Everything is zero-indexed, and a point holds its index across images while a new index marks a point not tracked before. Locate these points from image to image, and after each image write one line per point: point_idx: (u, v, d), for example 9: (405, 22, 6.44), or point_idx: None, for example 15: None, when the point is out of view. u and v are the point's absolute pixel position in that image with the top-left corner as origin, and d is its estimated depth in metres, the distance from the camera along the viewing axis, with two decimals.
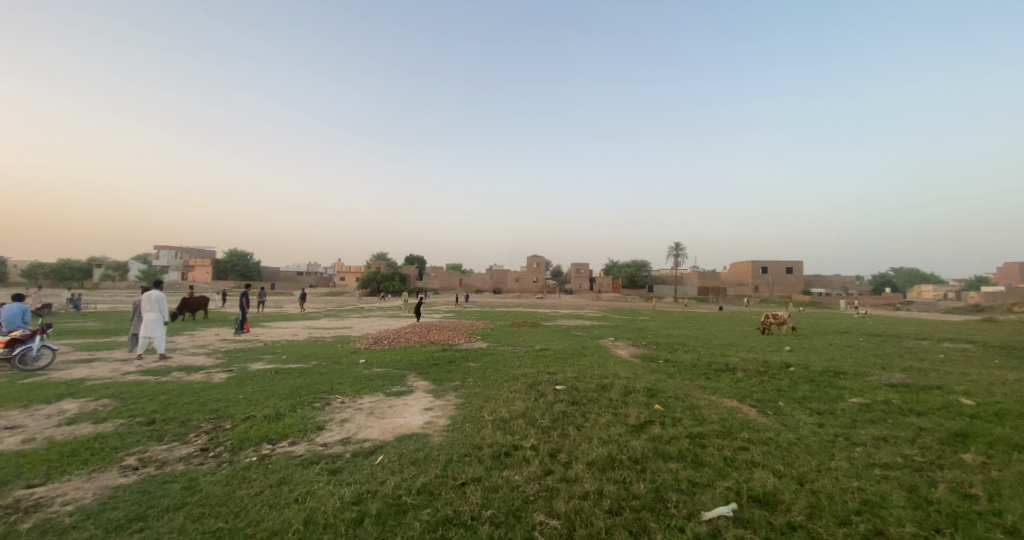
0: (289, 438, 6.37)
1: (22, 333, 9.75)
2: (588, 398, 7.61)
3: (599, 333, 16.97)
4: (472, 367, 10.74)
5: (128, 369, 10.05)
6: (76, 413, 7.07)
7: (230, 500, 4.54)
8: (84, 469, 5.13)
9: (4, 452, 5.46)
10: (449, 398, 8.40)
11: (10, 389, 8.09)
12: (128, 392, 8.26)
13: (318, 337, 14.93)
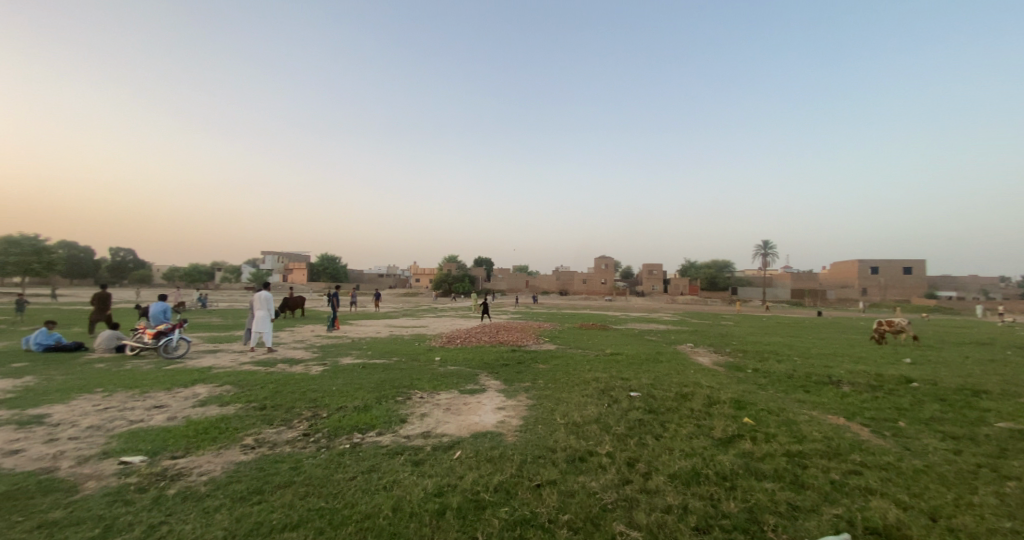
0: (376, 429, 6.80)
1: (167, 326, 11.39)
2: (667, 407, 7.26)
3: (676, 337, 16.20)
4: (544, 369, 10.72)
5: (242, 360, 11.35)
6: (204, 396, 8.12)
7: (330, 482, 4.95)
8: (212, 445, 5.87)
9: (155, 426, 6.44)
10: (522, 398, 8.47)
11: (156, 374, 9.49)
12: (244, 379, 9.36)
13: (397, 336, 15.73)
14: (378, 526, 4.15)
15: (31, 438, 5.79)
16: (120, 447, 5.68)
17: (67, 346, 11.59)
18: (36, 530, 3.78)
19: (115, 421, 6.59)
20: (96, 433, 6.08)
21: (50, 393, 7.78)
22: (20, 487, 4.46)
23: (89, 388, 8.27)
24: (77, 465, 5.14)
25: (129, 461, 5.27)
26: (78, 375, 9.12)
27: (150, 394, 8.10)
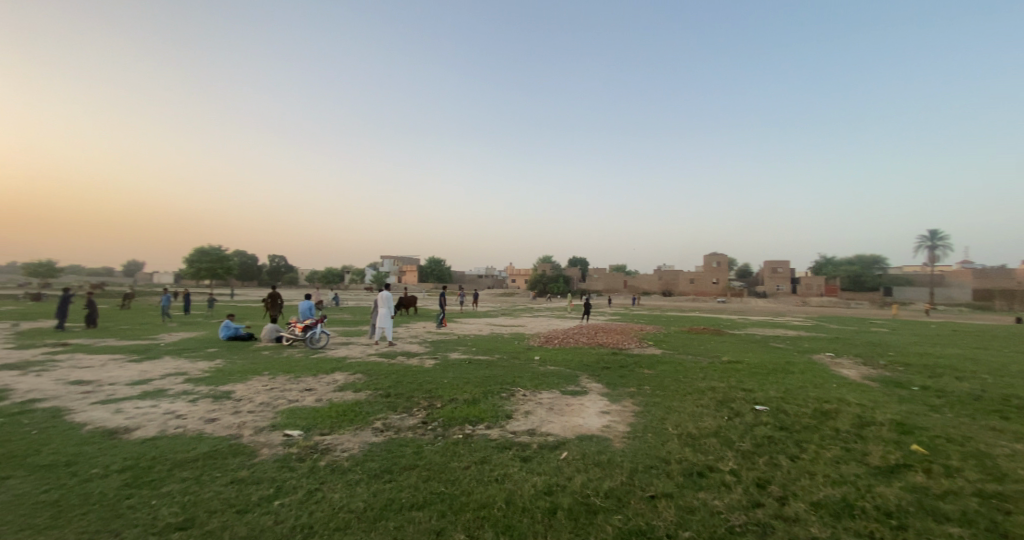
0: (486, 422, 7.07)
1: (312, 321, 13.13)
2: (803, 425, 6.43)
3: (806, 345, 14.33)
4: (649, 374, 10.16)
5: (368, 352, 12.59)
6: (341, 383, 9.17)
7: (447, 469, 5.25)
8: (350, 426, 6.60)
9: (306, 406, 7.46)
10: (629, 404, 8.14)
11: (304, 362, 10.96)
12: (371, 369, 10.39)
13: (497, 334, 16.10)
14: (493, 516, 4.29)
15: (221, 409, 7.06)
16: (282, 421, 6.65)
17: (242, 337, 13.90)
18: (229, 485, 4.58)
19: (277, 400, 7.74)
20: (264, 408, 7.22)
21: (230, 374, 9.42)
22: (216, 448, 5.44)
23: (257, 371, 9.83)
24: (252, 434, 6.12)
25: (289, 434, 6.14)
26: (249, 360, 10.90)
27: (300, 378, 9.39)
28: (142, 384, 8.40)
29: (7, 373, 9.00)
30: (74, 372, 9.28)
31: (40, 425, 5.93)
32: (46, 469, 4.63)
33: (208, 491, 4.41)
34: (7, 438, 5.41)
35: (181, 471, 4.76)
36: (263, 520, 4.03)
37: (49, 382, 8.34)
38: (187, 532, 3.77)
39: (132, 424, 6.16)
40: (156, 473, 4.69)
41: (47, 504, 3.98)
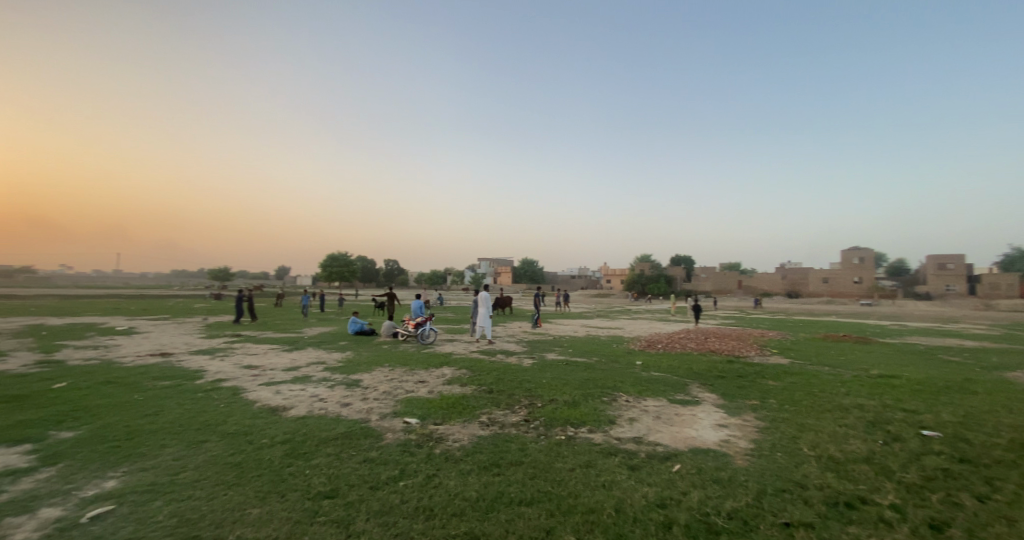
0: (589, 426, 6.86)
1: (422, 318, 14.01)
2: (990, 460, 5.21)
3: (982, 359, 11.74)
4: (774, 386, 9.05)
5: (472, 349, 13.04)
6: (449, 377, 9.61)
7: (553, 469, 5.18)
8: (459, 419, 6.86)
9: (419, 396, 7.93)
10: (751, 418, 7.33)
11: (417, 356, 11.71)
12: (474, 365, 10.73)
13: (597, 336, 15.62)
14: (603, 522, 4.12)
15: (353, 395, 7.81)
16: (402, 409, 7.16)
17: (366, 333, 15.32)
18: (363, 463, 5.02)
19: (396, 389, 8.35)
20: (386, 397, 7.84)
21: (356, 365, 10.40)
22: (351, 429, 6.01)
23: (379, 363, 10.74)
24: (378, 419, 6.67)
25: (408, 422, 6.57)
26: (372, 353, 11.96)
27: (412, 371, 10.03)
28: (294, 370, 9.68)
29: (199, 357, 10.98)
30: (243, 357, 11.00)
31: (224, 400, 7.11)
32: (230, 436, 5.51)
33: (346, 467, 4.87)
34: (203, 409, 6.57)
35: (325, 447, 5.33)
36: (391, 497, 4.32)
37: (228, 365, 10.01)
38: (335, 500, 4.19)
39: (288, 403, 7.11)
40: (307, 447, 5.32)
41: (233, 464, 4.72)
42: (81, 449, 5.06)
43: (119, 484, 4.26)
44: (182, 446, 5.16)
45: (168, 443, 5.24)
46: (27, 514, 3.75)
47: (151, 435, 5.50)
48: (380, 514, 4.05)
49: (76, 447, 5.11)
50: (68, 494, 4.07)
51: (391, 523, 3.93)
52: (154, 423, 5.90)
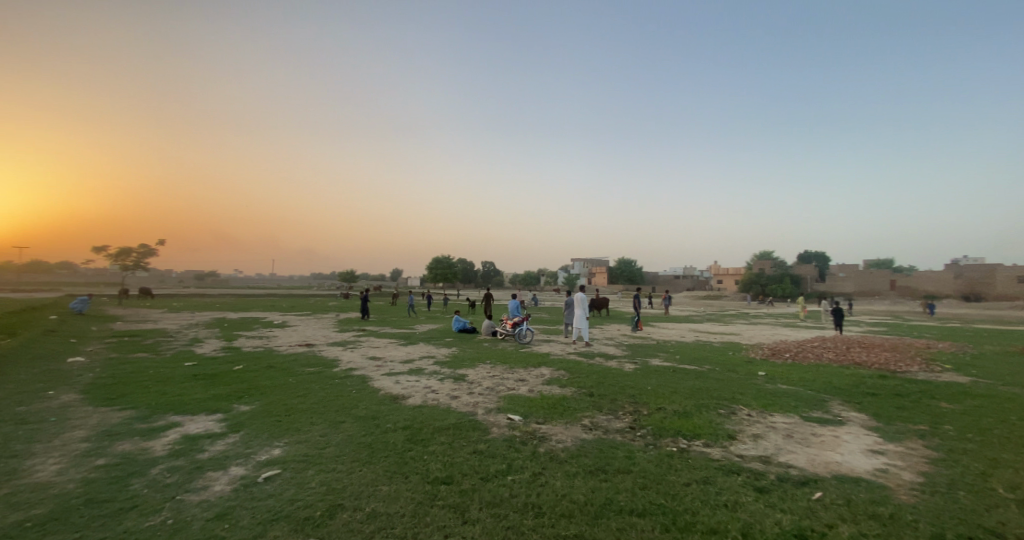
0: (703, 439, 6.18)
1: (520, 318, 13.98)
2: None
3: None
4: (945, 410, 7.41)
5: (573, 349, 12.70)
6: (548, 377, 9.38)
7: (665, 481, 4.70)
8: (562, 419, 6.63)
9: (521, 395, 7.83)
10: (916, 446, 6.04)
11: (517, 355, 11.70)
12: (573, 367, 10.37)
13: (711, 341, 14.28)
14: None
15: (460, 389, 7.99)
16: (505, 406, 7.13)
17: (469, 331, 15.76)
18: (474, 454, 5.02)
19: (499, 386, 8.38)
20: (488, 393, 7.86)
21: (460, 361, 10.66)
22: (461, 421, 6.09)
23: (483, 360, 10.93)
24: (484, 414, 6.70)
25: (512, 418, 6.51)
26: (476, 350, 12.22)
27: (512, 370, 9.98)
28: (409, 363, 10.25)
29: (332, 348, 12.19)
30: (367, 350, 11.98)
31: (356, 386, 7.73)
32: (362, 419, 5.91)
33: (458, 456, 4.91)
34: (339, 393, 7.18)
35: (439, 435, 5.46)
36: (501, 491, 4.23)
37: (358, 355, 11.04)
38: (452, 487, 4.21)
39: (406, 393, 7.50)
40: (425, 434, 5.49)
41: (365, 444, 5.02)
42: (257, 421, 5.78)
43: (282, 453, 4.74)
44: (326, 425, 5.64)
45: (315, 421, 5.76)
46: (220, 470, 4.31)
47: (303, 413, 6.11)
48: (492, 505, 3.97)
49: (252, 419, 5.86)
50: (246, 457, 4.63)
51: (503, 515, 3.82)
52: (303, 403, 6.57)
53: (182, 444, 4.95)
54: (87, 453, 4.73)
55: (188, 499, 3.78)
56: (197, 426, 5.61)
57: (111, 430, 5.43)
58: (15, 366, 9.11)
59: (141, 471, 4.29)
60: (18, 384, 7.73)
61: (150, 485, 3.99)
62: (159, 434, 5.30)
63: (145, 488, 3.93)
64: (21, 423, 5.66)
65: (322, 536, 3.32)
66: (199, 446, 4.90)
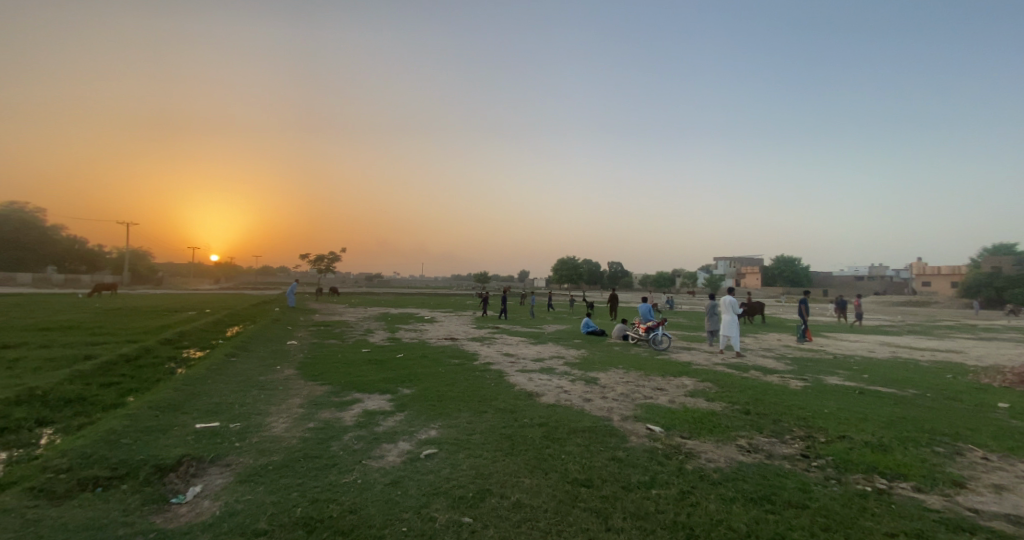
0: (911, 482, 4.36)
1: (654, 322, 12.45)
2: None
3: None
4: None
5: (723, 356, 11.19)
6: (693, 389, 7.60)
7: (857, 526, 3.48)
8: (711, 437, 5.35)
9: (660, 405, 6.56)
10: None
11: (653, 361, 10.14)
12: (722, 379, 8.25)
13: (915, 361, 11.28)
14: None
15: (593, 392, 7.37)
16: (642, 414, 6.19)
17: (599, 333, 14.91)
18: (612, 461, 4.49)
19: (635, 393, 7.28)
20: (622, 400, 6.86)
21: (594, 363, 9.96)
22: (595, 426, 5.57)
23: (616, 364, 9.89)
24: (620, 420, 5.95)
25: (651, 428, 5.57)
26: (608, 353, 11.38)
27: (650, 378, 8.39)
28: (541, 361, 10.05)
29: (473, 343, 12.66)
30: (503, 346, 12.15)
31: (494, 380, 7.78)
32: (501, 411, 5.80)
33: (596, 460, 4.44)
34: (481, 385, 7.28)
35: (575, 436, 5.07)
36: (646, 503, 3.62)
37: (495, 351, 11.26)
38: (593, 490, 3.77)
39: (539, 391, 7.24)
40: (560, 433, 5.15)
41: (505, 436, 4.86)
42: (417, 403, 6.08)
43: (438, 434, 4.84)
44: (471, 413, 5.67)
45: (462, 409, 5.83)
46: (392, 443, 4.54)
47: (452, 400, 6.27)
48: (637, 517, 3.41)
49: (412, 401, 6.20)
50: (410, 435, 4.83)
51: (650, 530, 3.25)
52: (452, 391, 6.78)
53: (365, 417, 5.39)
54: (303, 416, 5.42)
55: (372, 465, 3.99)
56: (375, 403, 6.11)
57: (318, 400, 6.21)
58: (257, 344, 11.42)
59: (337, 436, 4.74)
60: (257, 357, 9.57)
61: (344, 449, 4.35)
62: (348, 406, 5.88)
63: (341, 451, 4.28)
64: (261, 388, 6.85)
65: (475, 516, 3.16)
66: (376, 421, 5.27)
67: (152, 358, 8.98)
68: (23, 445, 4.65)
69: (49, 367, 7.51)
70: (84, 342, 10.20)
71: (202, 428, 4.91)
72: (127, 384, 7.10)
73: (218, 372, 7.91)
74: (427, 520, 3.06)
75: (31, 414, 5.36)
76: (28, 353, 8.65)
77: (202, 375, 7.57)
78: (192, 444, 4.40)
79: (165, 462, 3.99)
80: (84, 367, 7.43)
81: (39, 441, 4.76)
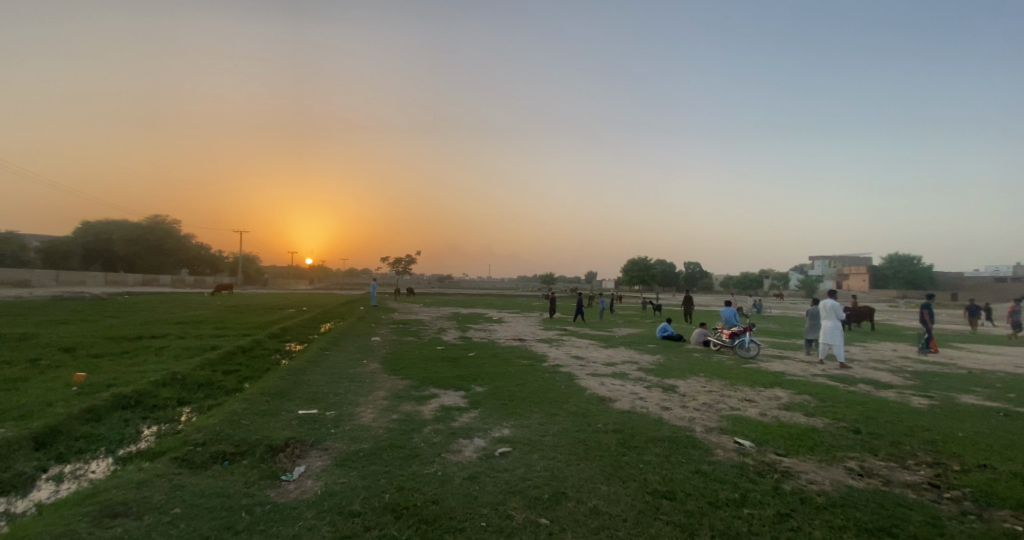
0: None
1: (740, 327, 11.56)
2: None
3: None
4: None
5: (824, 366, 10.11)
6: (788, 402, 6.92)
7: None
8: (814, 456, 4.83)
9: (750, 418, 6.00)
10: None
11: (739, 370, 9.43)
12: (824, 392, 7.44)
13: None
14: None
15: (671, 400, 6.81)
16: (729, 427, 5.62)
17: (676, 338, 14.17)
18: (696, 474, 4.19)
19: (720, 403, 6.63)
20: (708, 409, 6.33)
21: (673, 369, 9.46)
22: (675, 435, 5.17)
23: (697, 371, 9.29)
24: (704, 431, 5.46)
25: (740, 442, 5.12)
26: (686, 359, 10.78)
27: (738, 387, 7.78)
28: (613, 365, 9.80)
29: (541, 344, 12.67)
30: (573, 349, 11.99)
31: (564, 382, 7.72)
32: (574, 414, 5.71)
33: (678, 472, 4.19)
34: (551, 387, 7.24)
35: (654, 445, 4.81)
36: (737, 522, 3.36)
37: (566, 354, 11.11)
38: (674, 503, 3.57)
39: (613, 396, 7.01)
40: (637, 440, 4.90)
41: (579, 440, 4.77)
42: (489, 401, 6.20)
43: (511, 433, 4.89)
44: (543, 415, 5.65)
45: (533, 410, 5.83)
46: (467, 439, 4.67)
47: (523, 400, 6.30)
48: (727, 537, 3.17)
49: (486, 399, 6.33)
50: (485, 432, 4.92)
51: None
52: (522, 391, 6.81)
53: (442, 412, 5.61)
54: (387, 408, 5.76)
55: (450, 458, 4.14)
56: (451, 399, 6.33)
57: (399, 393, 6.57)
58: (346, 340, 12.37)
59: (418, 428, 4.97)
60: (347, 352, 10.37)
61: (425, 441, 4.56)
62: (427, 401, 6.16)
63: (421, 442, 4.50)
64: (351, 380, 7.41)
65: (552, 519, 3.14)
66: (452, 416, 5.46)
67: (261, 349, 10.09)
68: (168, 420, 5.43)
69: (184, 354, 8.71)
70: (210, 334, 11.70)
71: (303, 414, 5.42)
72: (243, 371, 8.05)
73: (316, 364, 8.69)
74: (505, 517, 3.10)
75: (173, 394, 6.26)
76: (169, 342, 10.13)
77: (303, 366, 8.36)
78: (295, 428, 4.86)
79: (274, 442, 4.45)
80: (211, 356, 8.53)
81: (180, 418, 5.54)
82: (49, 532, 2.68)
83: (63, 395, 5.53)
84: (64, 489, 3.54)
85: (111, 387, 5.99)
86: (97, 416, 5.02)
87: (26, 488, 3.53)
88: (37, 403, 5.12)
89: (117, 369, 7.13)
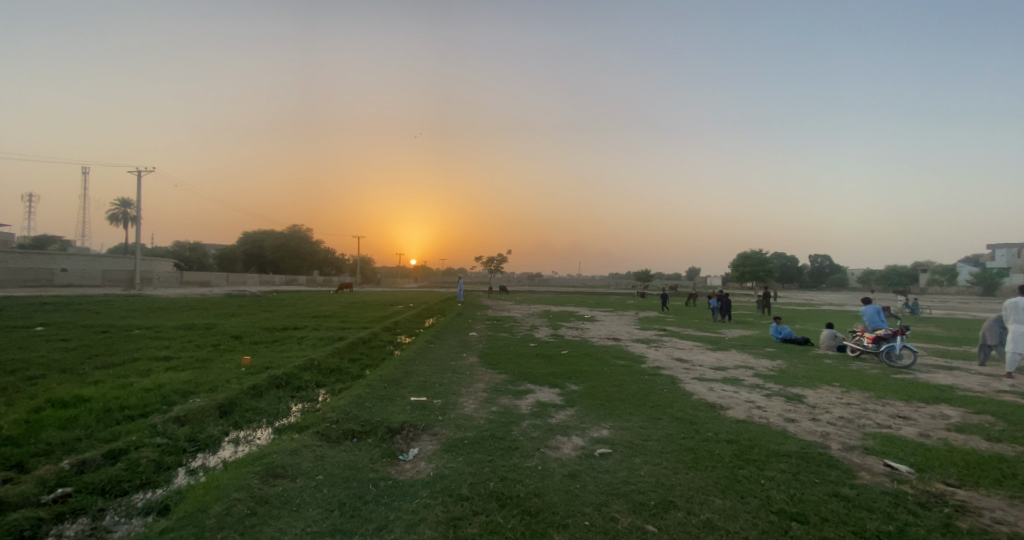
0: None
1: (887, 331, 9.97)
2: None
3: None
4: None
5: (1013, 380, 8.22)
6: (959, 421, 5.74)
7: None
8: (1002, 489, 3.67)
9: (905, 439, 4.95)
10: None
11: (886, 381, 8.14)
12: (1016, 414, 6.04)
13: None
14: None
15: (798, 412, 6.17)
16: (877, 448, 4.64)
17: (799, 341, 12.69)
18: (835, 498, 3.49)
19: (863, 419, 5.80)
20: (848, 425, 5.58)
21: (797, 377, 8.47)
22: (805, 452, 4.47)
23: (829, 381, 8.24)
24: (843, 449, 4.63)
25: (894, 466, 4.13)
26: (812, 366, 9.61)
27: (888, 401, 6.79)
28: (722, 370, 9.13)
29: (639, 344, 12.24)
30: (676, 351, 11.36)
31: (666, 386, 7.41)
32: (677, 420, 5.48)
33: (811, 493, 3.56)
34: (651, 389, 7.04)
35: (778, 461, 4.21)
36: None
37: (664, 355, 10.70)
38: (807, 527, 3.06)
39: (724, 403, 6.55)
40: (757, 454, 4.40)
41: (687, 448, 4.55)
42: (585, 400, 6.23)
43: (610, 435, 4.88)
44: (643, 417, 5.54)
45: (633, 412, 5.72)
46: (565, 436, 4.76)
47: (621, 401, 6.22)
48: None
49: (581, 397, 6.38)
50: (582, 431, 4.99)
51: None
52: (620, 392, 6.71)
53: (538, 408, 5.79)
54: (487, 401, 6.06)
55: (549, 453, 4.28)
56: (546, 395, 6.49)
57: (497, 386, 6.90)
58: (450, 334, 13.20)
59: (516, 422, 5.18)
60: (450, 345, 11.10)
61: (524, 434, 4.76)
62: (523, 396, 6.37)
63: (521, 436, 4.71)
64: (454, 372, 7.94)
65: (660, 527, 3.05)
66: (549, 412, 5.59)
67: (378, 340, 11.27)
68: (309, 399, 6.34)
69: (319, 344, 10.06)
70: (338, 327, 13.28)
71: (415, 401, 5.96)
72: (365, 360, 9.05)
73: (424, 356, 9.42)
74: (609, 519, 3.12)
75: (312, 378, 7.29)
76: (307, 332, 11.77)
77: (414, 357, 9.16)
78: (409, 414, 5.36)
79: (392, 425, 4.97)
80: (339, 345, 9.72)
81: (317, 398, 6.43)
82: (231, 484, 3.35)
83: (235, 373, 6.76)
84: (239, 450, 4.36)
85: (268, 369, 7.18)
86: (258, 392, 6.06)
87: (214, 447, 4.42)
88: (219, 379, 6.34)
89: (271, 354, 8.49)
